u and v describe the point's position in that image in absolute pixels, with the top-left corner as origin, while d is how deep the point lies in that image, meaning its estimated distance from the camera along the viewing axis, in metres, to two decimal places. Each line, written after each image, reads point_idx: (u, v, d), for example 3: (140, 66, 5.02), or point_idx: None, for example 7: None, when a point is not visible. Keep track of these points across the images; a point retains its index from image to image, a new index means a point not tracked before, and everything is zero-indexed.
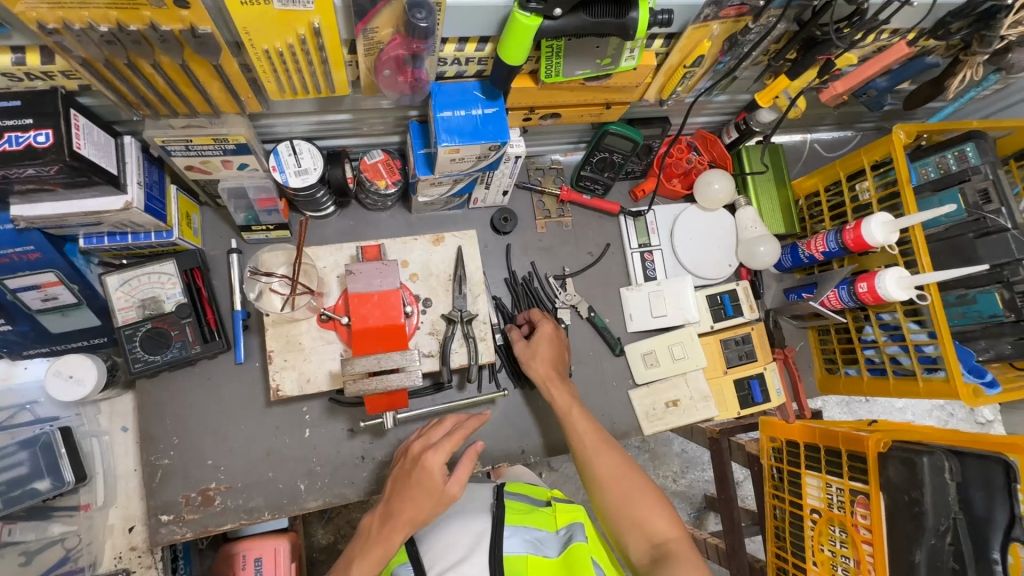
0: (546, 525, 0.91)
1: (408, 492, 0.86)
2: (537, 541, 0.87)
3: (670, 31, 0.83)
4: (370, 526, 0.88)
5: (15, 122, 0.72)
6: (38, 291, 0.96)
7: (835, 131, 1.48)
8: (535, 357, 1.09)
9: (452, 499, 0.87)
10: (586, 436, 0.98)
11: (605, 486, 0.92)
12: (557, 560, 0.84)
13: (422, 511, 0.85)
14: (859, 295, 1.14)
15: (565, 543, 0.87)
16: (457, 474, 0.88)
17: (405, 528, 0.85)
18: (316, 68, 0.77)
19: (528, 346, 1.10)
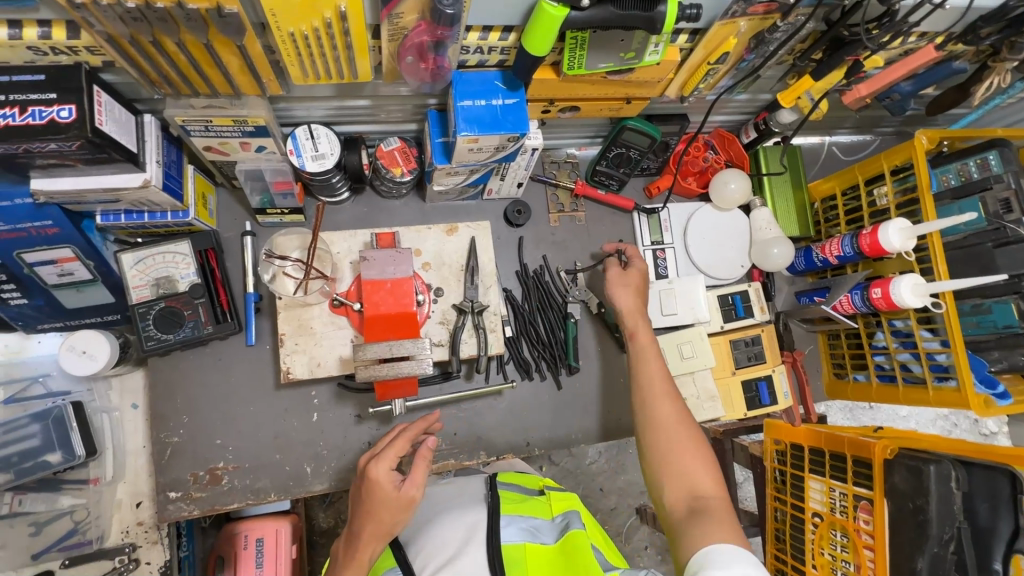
0: (541, 514, 0.92)
1: (363, 510, 0.84)
2: (533, 529, 0.87)
3: (696, 25, 0.81)
4: (341, 551, 0.86)
5: (39, 96, 0.72)
6: (55, 266, 0.98)
7: (854, 135, 1.47)
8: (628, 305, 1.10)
9: (413, 502, 0.85)
10: (655, 380, 0.97)
11: (661, 431, 0.90)
12: (554, 546, 0.85)
13: (385, 522, 0.83)
14: (872, 300, 1.13)
15: (561, 532, 0.87)
16: (410, 476, 0.86)
17: (372, 544, 0.83)
18: (339, 52, 0.76)
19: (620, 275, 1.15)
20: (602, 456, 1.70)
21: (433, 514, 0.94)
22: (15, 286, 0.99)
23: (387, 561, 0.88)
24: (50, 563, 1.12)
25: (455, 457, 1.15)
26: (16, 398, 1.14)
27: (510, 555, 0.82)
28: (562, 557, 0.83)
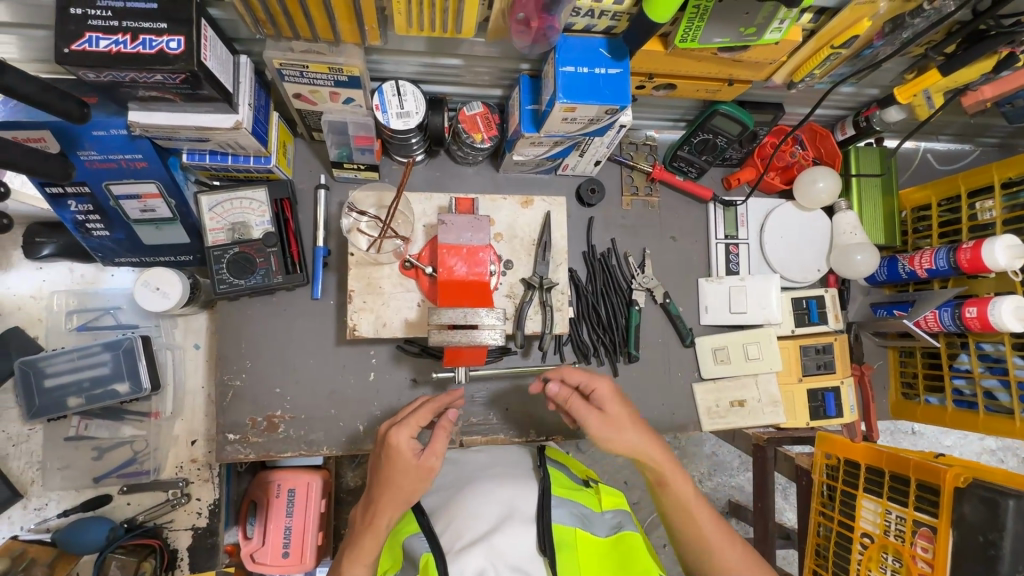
0: (591, 504, 0.88)
1: (382, 477, 0.80)
2: (584, 516, 0.85)
3: (827, 4, 0.76)
4: (357, 517, 0.83)
5: (151, 25, 0.71)
6: (138, 201, 0.98)
7: (952, 143, 1.37)
8: (620, 430, 0.82)
9: (433, 472, 0.80)
10: (694, 510, 0.83)
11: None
12: (604, 540, 0.83)
13: (403, 492, 0.79)
14: (964, 319, 1.06)
15: (614, 528, 0.85)
16: (431, 445, 0.81)
17: (390, 514, 0.79)
18: (449, 3, 0.74)
19: (605, 418, 0.83)
20: None
21: (471, 480, 0.92)
22: (100, 217, 1.01)
23: (408, 528, 0.83)
24: (110, 487, 1.17)
25: (503, 432, 1.14)
26: (88, 326, 1.18)
27: (562, 536, 0.79)
28: (615, 554, 0.80)
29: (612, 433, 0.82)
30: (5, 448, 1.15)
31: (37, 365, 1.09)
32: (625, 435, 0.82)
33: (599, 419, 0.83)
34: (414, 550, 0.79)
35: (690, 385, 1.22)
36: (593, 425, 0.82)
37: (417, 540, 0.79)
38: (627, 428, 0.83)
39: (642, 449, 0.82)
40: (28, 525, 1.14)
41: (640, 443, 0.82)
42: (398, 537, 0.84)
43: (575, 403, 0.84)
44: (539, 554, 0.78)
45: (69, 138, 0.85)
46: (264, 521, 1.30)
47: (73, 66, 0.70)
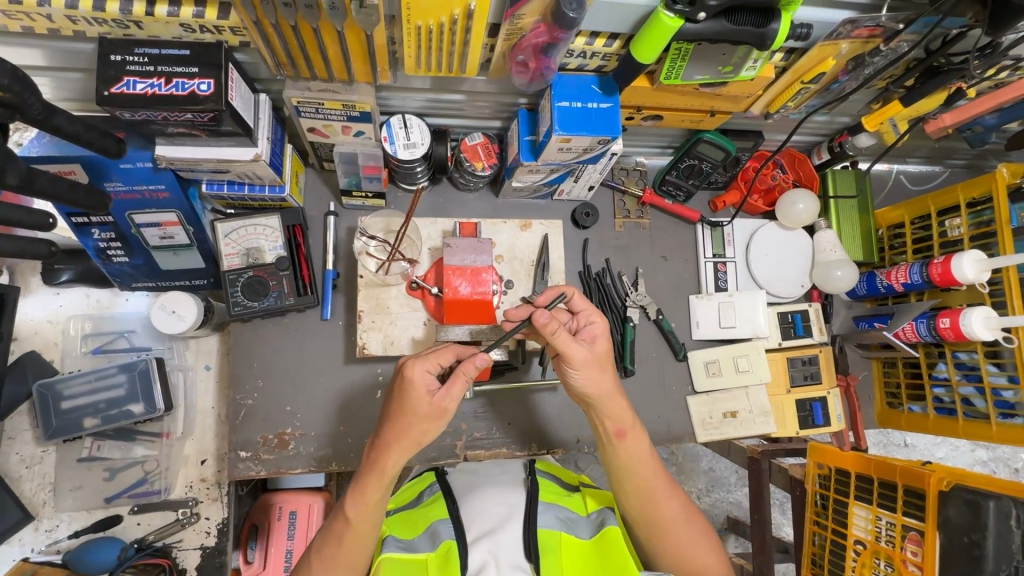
0: (576, 508, 0.93)
1: (394, 411, 0.83)
2: (568, 521, 0.89)
3: (796, 45, 0.84)
4: (367, 453, 0.86)
5: (183, 69, 0.78)
6: (158, 228, 1.04)
7: (922, 165, 1.46)
8: (598, 374, 0.86)
9: (444, 412, 0.82)
10: (644, 462, 0.90)
11: (659, 529, 0.89)
12: (588, 541, 0.86)
13: (414, 431, 0.82)
14: (939, 330, 1.12)
15: (597, 528, 0.88)
16: (445, 386, 0.82)
17: (400, 451, 0.83)
18: (455, 46, 0.81)
19: (592, 355, 0.85)
20: None
21: (478, 485, 0.96)
22: (121, 244, 1.06)
23: (438, 513, 0.88)
24: (120, 508, 1.19)
25: (506, 447, 1.18)
26: (103, 350, 1.22)
27: (547, 539, 0.83)
28: (596, 552, 0.83)
29: (593, 371, 0.85)
30: (18, 470, 1.17)
31: (54, 388, 1.13)
32: (599, 378, 0.86)
33: (587, 354, 0.85)
34: (435, 534, 0.84)
35: (684, 398, 1.27)
36: (582, 357, 0.84)
37: (442, 525, 0.85)
38: (602, 374, 0.87)
39: (612, 396, 0.87)
40: (39, 547, 1.16)
41: (611, 391, 0.87)
42: (425, 516, 0.90)
43: (562, 336, 0.83)
44: (524, 560, 0.81)
45: (97, 171, 0.91)
46: (267, 545, 1.31)
47: (112, 107, 0.77)
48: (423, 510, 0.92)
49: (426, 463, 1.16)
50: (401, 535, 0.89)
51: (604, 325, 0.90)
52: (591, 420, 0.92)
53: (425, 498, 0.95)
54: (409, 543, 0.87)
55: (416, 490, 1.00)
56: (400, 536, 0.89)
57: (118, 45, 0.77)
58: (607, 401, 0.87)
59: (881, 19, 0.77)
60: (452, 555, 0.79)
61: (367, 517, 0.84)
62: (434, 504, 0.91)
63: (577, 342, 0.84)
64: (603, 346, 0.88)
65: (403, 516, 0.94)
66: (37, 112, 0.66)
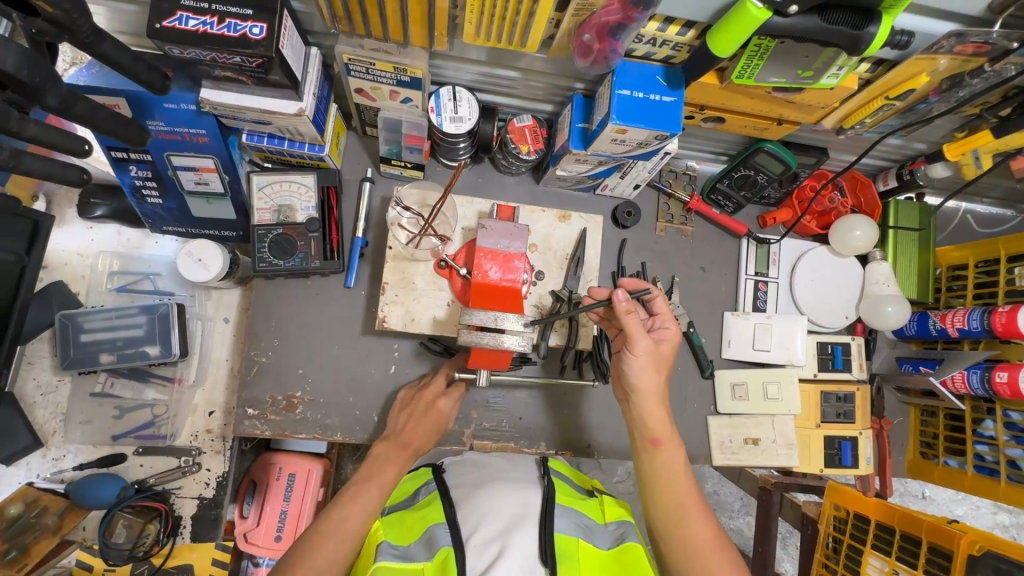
0: (595, 517, 0.90)
1: (417, 423, 1.00)
2: (587, 528, 0.86)
3: (887, 56, 0.77)
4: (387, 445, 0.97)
5: (237, 10, 0.76)
6: (195, 173, 1.02)
7: (993, 207, 1.36)
8: (648, 372, 0.88)
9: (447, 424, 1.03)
10: (678, 476, 0.88)
11: (688, 554, 0.83)
12: (607, 553, 0.83)
13: (427, 426, 0.99)
14: (994, 384, 1.04)
15: (616, 540, 0.85)
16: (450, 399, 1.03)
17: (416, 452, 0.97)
18: (519, 17, 0.77)
19: (653, 350, 0.87)
20: (632, 478, 1.66)
21: (484, 483, 0.94)
22: (156, 184, 1.05)
23: (435, 517, 0.83)
24: (125, 447, 1.20)
25: (514, 441, 1.15)
26: (127, 289, 1.23)
27: (564, 546, 0.79)
28: (616, 564, 0.80)
29: (648, 366, 0.88)
30: (33, 396, 1.18)
31: (76, 320, 1.13)
32: (650, 375, 0.88)
33: (649, 348, 0.87)
34: (432, 539, 0.80)
35: (705, 417, 1.21)
36: (643, 347, 0.87)
37: (440, 530, 0.80)
38: (653, 372, 0.89)
39: (660, 401, 0.89)
40: (44, 473, 1.17)
41: (655, 394, 0.89)
42: (421, 520, 0.85)
43: (633, 321, 0.86)
44: (540, 563, 0.76)
45: (141, 107, 0.90)
46: (260, 503, 1.31)
47: (162, 41, 0.74)
48: (418, 511, 0.88)
49: (430, 446, 1.13)
50: (397, 541, 0.84)
51: (675, 333, 0.92)
52: (631, 425, 0.93)
53: (420, 497, 0.92)
54: (405, 550, 0.82)
55: (412, 487, 0.97)
56: (394, 541, 0.84)
57: None
58: (650, 401, 0.89)
59: (991, 35, 0.69)
60: (450, 565, 0.74)
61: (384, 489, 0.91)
62: (430, 506, 0.87)
63: (645, 332, 0.87)
64: (667, 350, 0.91)
65: (398, 517, 0.89)
66: (86, 36, 0.64)
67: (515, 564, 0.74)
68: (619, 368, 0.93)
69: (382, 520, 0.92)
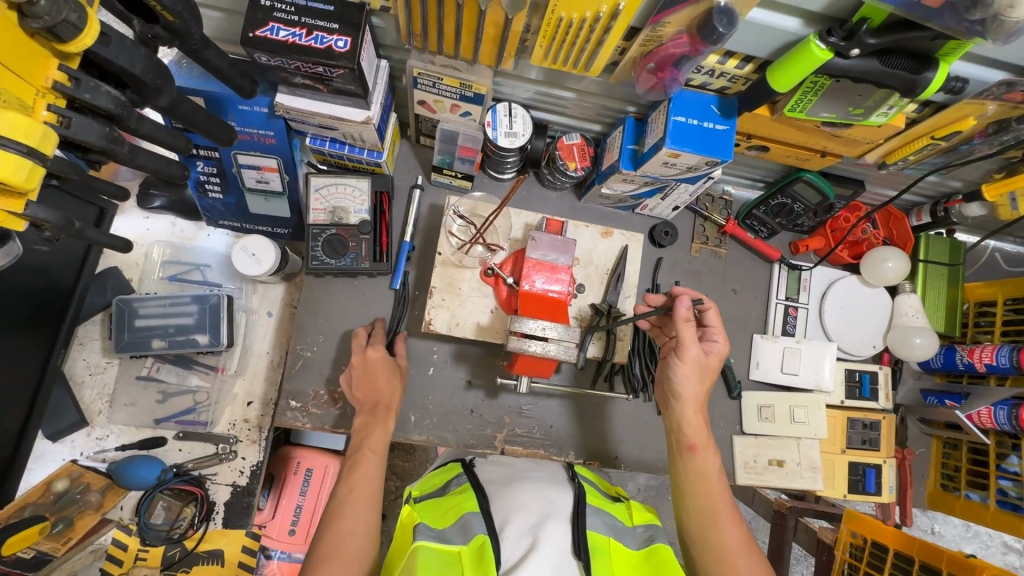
0: (622, 520, 0.93)
1: (379, 381, 1.01)
2: (615, 528, 0.89)
3: (938, 99, 0.81)
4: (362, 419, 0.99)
5: (325, 24, 0.81)
6: (257, 172, 1.07)
7: (1021, 246, 1.39)
8: (693, 381, 0.94)
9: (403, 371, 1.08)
10: (711, 480, 0.91)
11: (719, 556, 0.85)
12: (637, 552, 0.86)
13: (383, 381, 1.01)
14: (1021, 419, 1.06)
15: (645, 542, 0.88)
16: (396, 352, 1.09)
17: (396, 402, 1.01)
18: (588, 44, 0.81)
19: (699, 360, 0.93)
20: (647, 494, 1.68)
21: (514, 480, 0.99)
22: (219, 180, 1.10)
23: (469, 505, 0.88)
24: (166, 431, 1.23)
25: (544, 448, 1.17)
26: (178, 279, 1.28)
27: (596, 541, 0.83)
28: (645, 563, 0.83)
29: (693, 373, 0.94)
30: (81, 375, 1.22)
31: (131, 305, 1.18)
32: (695, 382, 0.94)
33: (697, 357, 0.93)
34: (467, 527, 0.84)
35: (731, 437, 1.24)
36: (692, 355, 0.93)
37: (475, 518, 0.85)
38: (698, 382, 0.94)
39: (699, 406, 0.94)
40: (87, 452, 1.21)
41: (695, 403, 0.94)
42: (455, 508, 0.89)
43: (688, 330, 0.92)
44: (573, 557, 0.80)
45: (218, 108, 0.94)
46: (279, 495, 1.35)
47: (253, 49, 0.79)
48: (454, 498, 0.92)
49: (462, 448, 1.16)
50: (432, 524, 0.87)
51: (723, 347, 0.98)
52: (668, 431, 0.97)
53: (453, 487, 0.96)
54: (441, 533, 0.84)
55: (442, 479, 1.02)
56: (431, 524, 0.87)
57: None
58: (689, 408, 0.94)
59: None
60: (487, 551, 0.77)
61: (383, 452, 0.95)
62: (463, 496, 0.92)
63: (695, 341, 0.93)
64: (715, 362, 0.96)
65: (431, 504, 0.93)
66: (195, 42, 0.69)
67: (546, 560, 0.78)
68: (663, 373, 0.99)
69: (415, 506, 0.95)
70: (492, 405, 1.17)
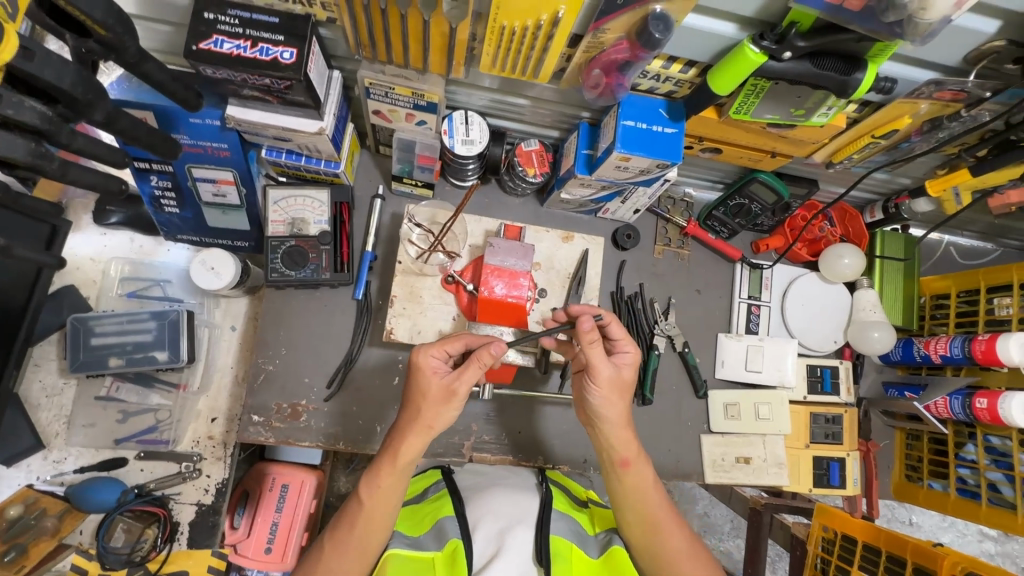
0: (585, 525, 0.94)
1: (408, 397, 0.82)
2: (579, 535, 0.90)
3: (873, 99, 0.83)
4: (385, 441, 0.84)
5: (270, 36, 0.81)
6: (213, 185, 1.06)
7: (974, 240, 1.43)
8: (614, 400, 0.88)
9: (460, 399, 0.80)
10: (649, 490, 0.89)
11: (665, 563, 0.86)
12: (597, 560, 0.86)
13: (427, 415, 0.80)
14: (974, 410, 1.09)
15: (605, 547, 0.89)
16: (462, 373, 0.80)
17: (416, 442, 0.80)
18: (534, 52, 0.82)
19: (612, 378, 0.87)
20: None
21: (488, 487, 0.98)
22: (174, 195, 1.09)
23: (444, 510, 0.88)
24: (127, 451, 1.21)
25: (513, 455, 1.17)
26: (137, 295, 1.25)
27: (557, 547, 0.82)
28: (603, 568, 0.84)
29: (611, 394, 0.88)
30: (38, 398, 1.20)
31: (87, 324, 1.15)
32: (614, 403, 0.88)
33: (611, 376, 0.87)
34: (442, 531, 0.84)
35: (699, 436, 1.25)
36: (606, 375, 0.86)
37: (449, 522, 0.84)
38: (619, 401, 0.89)
39: (622, 424, 0.89)
40: (44, 476, 1.18)
41: (620, 421, 0.89)
42: (431, 514, 0.89)
43: (596, 350, 0.85)
44: (533, 563, 0.81)
45: (168, 121, 0.94)
46: (253, 514, 1.31)
47: (197, 61, 0.79)
48: (429, 504, 0.92)
49: (430, 457, 1.15)
50: (407, 530, 0.88)
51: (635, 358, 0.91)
52: (598, 446, 0.92)
53: (430, 494, 0.96)
54: (415, 539, 0.85)
55: (421, 485, 1.01)
56: (405, 531, 0.88)
57: (212, 5, 0.80)
58: (614, 427, 0.89)
59: (967, 84, 0.76)
60: (459, 556, 0.77)
61: (383, 505, 0.80)
62: (441, 501, 0.91)
63: (607, 360, 0.87)
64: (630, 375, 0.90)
65: (408, 511, 0.93)
66: (132, 56, 0.68)
67: (510, 564, 0.80)
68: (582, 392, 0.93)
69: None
70: (459, 412, 1.17)
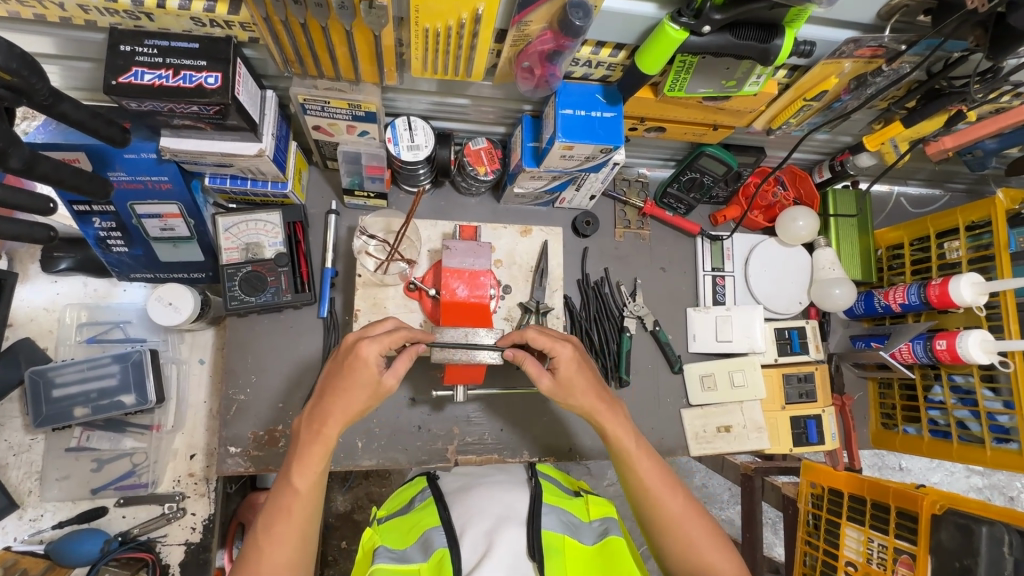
0: (579, 515, 0.93)
1: (342, 384, 0.81)
2: (572, 525, 0.89)
3: (799, 63, 0.85)
4: (302, 426, 0.83)
5: (191, 62, 0.79)
6: (159, 219, 1.04)
7: (923, 188, 1.47)
8: (575, 391, 0.88)
9: (387, 391, 0.83)
10: (637, 459, 0.89)
11: (661, 528, 0.87)
12: (591, 548, 0.86)
13: (358, 402, 0.81)
14: (935, 351, 1.11)
15: (600, 535, 0.89)
16: (393, 366, 0.83)
17: (338, 422, 0.81)
18: (461, 51, 0.82)
19: (556, 386, 0.88)
20: None
21: (472, 486, 0.98)
22: (121, 234, 1.06)
23: (430, 520, 0.87)
24: (105, 500, 1.18)
25: (498, 452, 1.18)
26: (98, 339, 1.22)
27: (550, 541, 0.83)
28: (599, 558, 0.84)
29: (565, 397, 0.89)
30: (5, 457, 1.17)
31: (46, 375, 1.13)
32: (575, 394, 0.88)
33: (554, 386, 0.88)
34: (428, 542, 0.83)
35: (679, 410, 1.26)
36: (547, 388, 0.88)
37: (436, 533, 0.84)
38: (581, 387, 0.88)
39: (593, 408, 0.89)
40: (22, 536, 1.15)
41: (593, 406, 0.89)
42: (418, 525, 0.88)
43: (530, 366, 0.88)
44: (527, 559, 0.80)
45: (101, 160, 0.92)
46: None
47: (120, 96, 0.78)
48: (416, 514, 0.91)
49: (416, 466, 1.15)
50: (394, 545, 0.88)
51: (571, 349, 0.88)
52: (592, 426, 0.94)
53: (418, 503, 0.94)
54: (402, 553, 0.85)
55: (408, 494, 0.99)
56: (390, 546, 0.87)
57: (128, 36, 0.78)
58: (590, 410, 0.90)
59: (883, 39, 0.78)
60: (446, 563, 0.78)
61: (317, 486, 0.81)
62: (426, 510, 0.90)
63: (546, 371, 0.89)
64: (569, 371, 0.88)
65: (395, 523, 0.92)
66: (44, 97, 0.66)
67: (501, 563, 0.78)
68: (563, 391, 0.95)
69: (379, 527, 0.94)
70: (439, 417, 1.17)
